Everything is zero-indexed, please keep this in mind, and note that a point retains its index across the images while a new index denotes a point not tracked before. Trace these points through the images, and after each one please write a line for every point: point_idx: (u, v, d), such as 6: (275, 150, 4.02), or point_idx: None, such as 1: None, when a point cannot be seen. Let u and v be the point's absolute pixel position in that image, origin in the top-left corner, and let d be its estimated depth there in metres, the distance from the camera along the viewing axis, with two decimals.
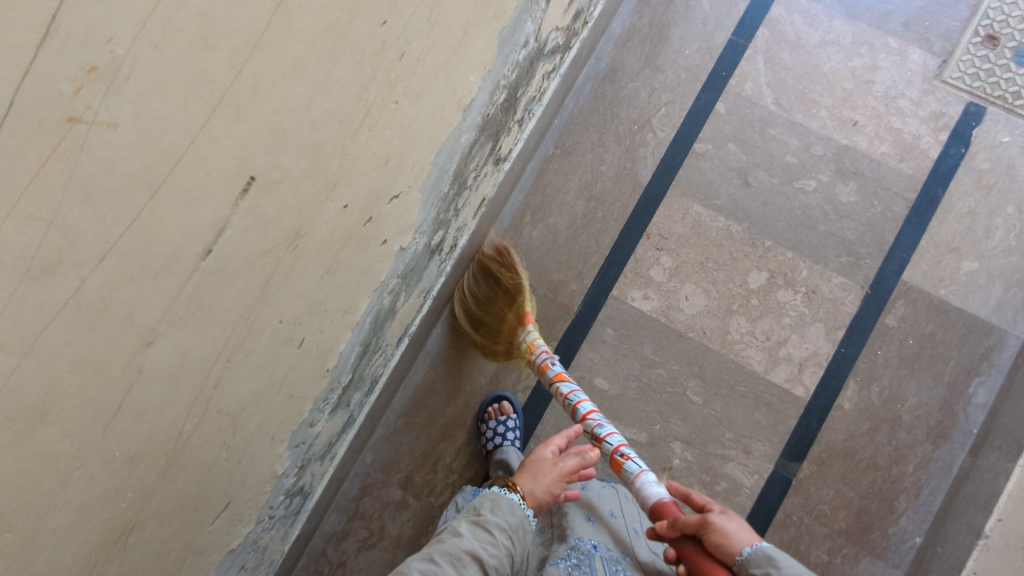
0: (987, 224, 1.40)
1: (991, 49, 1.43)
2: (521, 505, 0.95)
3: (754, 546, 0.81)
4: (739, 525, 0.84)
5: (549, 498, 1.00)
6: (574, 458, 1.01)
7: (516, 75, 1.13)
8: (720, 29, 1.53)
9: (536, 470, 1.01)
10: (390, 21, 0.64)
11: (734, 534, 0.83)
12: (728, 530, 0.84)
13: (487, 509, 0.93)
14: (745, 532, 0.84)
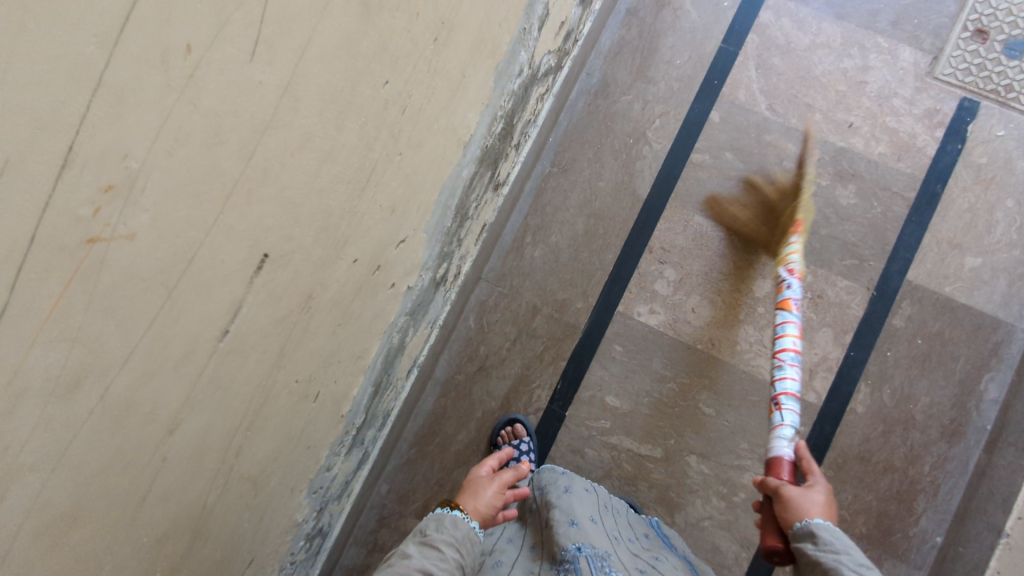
0: (989, 219, 1.40)
1: (981, 43, 1.44)
2: (465, 519, 0.94)
3: (810, 520, 0.85)
4: (811, 500, 0.88)
5: (493, 511, 1.00)
6: (510, 471, 1.04)
7: (513, 103, 1.12)
8: (709, 37, 1.52)
9: (476, 488, 1.02)
10: (392, 81, 0.63)
11: (800, 507, 0.87)
12: (796, 501, 0.89)
13: (432, 529, 0.92)
14: (815, 509, 0.87)
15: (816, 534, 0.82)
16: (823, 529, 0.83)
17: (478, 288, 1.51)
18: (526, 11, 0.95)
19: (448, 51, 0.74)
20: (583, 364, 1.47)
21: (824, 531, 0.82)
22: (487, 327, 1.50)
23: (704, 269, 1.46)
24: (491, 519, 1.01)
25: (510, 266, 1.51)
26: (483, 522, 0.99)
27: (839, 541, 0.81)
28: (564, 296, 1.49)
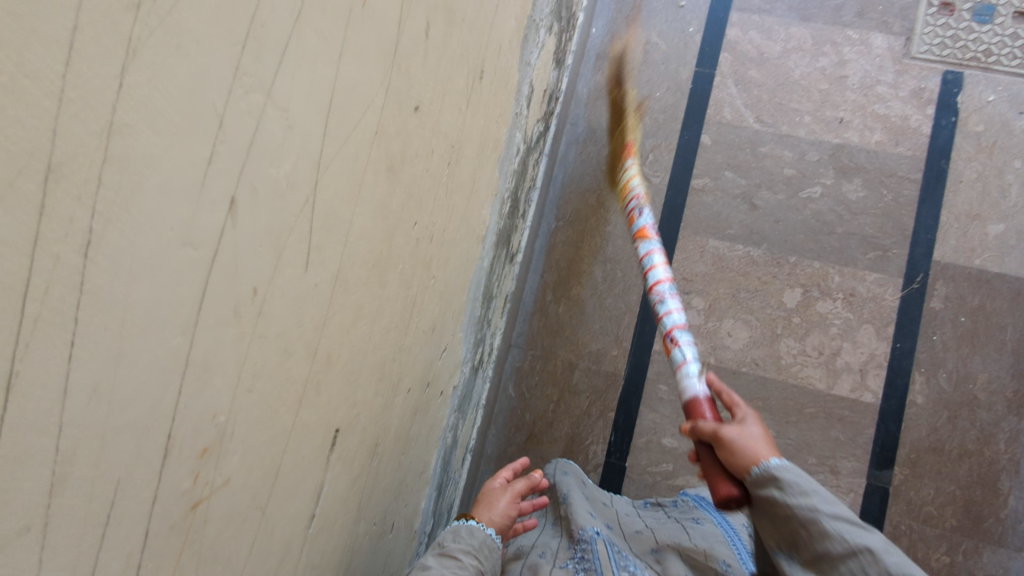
0: (1000, 184, 1.39)
1: (949, 15, 1.46)
2: (481, 527, 0.91)
3: (763, 465, 0.75)
4: (749, 437, 0.77)
5: (508, 523, 0.95)
6: (523, 480, 0.98)
7: (515, 178, 1.13)
8: (682, 64, 1.54)
9: (489, 499, 0.97)
10: (419, 220, 0.63)
11: (737, 447, 0.77)
12: (735, 445, 0.77)
13: (450, 540, 0.88)
14: (756, 445, 0.77)
15: (779, 482, 0.74)
16: (787, 474, 0.74)
17: (511, 356, 1.49)
18: (515, 95, 0.96)
19: (459, 164, 0.74)
20: (631, 411, 1.44)
21: (790, 477, 0.74)
22: (527, 394, 1.47)
23: (730, 290, 1.44)
24: (508, 528, 0.96)
25: (538, 327, 1.49)
26: (501, 533, 0.94)
27: (806, 482, 0.74)
28: (597, 346, 1.47)
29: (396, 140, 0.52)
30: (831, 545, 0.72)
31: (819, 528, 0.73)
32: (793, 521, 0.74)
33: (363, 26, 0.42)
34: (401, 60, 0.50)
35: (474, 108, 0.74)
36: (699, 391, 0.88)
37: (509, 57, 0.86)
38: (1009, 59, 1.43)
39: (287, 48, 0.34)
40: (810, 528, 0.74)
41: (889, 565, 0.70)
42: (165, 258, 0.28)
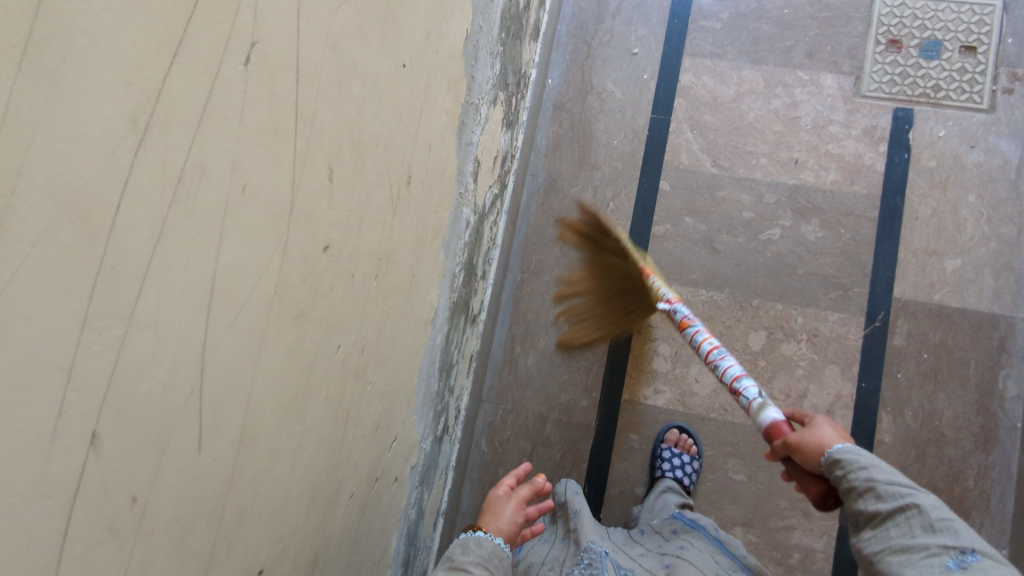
0: (956, 219, 1.40)
1: (897, 52, 1.47)
2: (489, 537, 0.92)
3: (832, 450, 0.78)
4: (816, 434, 0.81)
5: (515, 530, 0.96)
6: (528, 485, 0.99)
7: (468, 248, 1.14)
8: (638, 111, 1.56)
9: (495, 508, 0.98)
10: (344, 343, 0.64)
11: (809, 447, 0.81)
12: (803, 445, 0.82)
13: (458, 553, 0.89)
14: (826, 437, 0.80)
15: (839, 461, 0.77)
16: (846, 453, 0.77)
17: (483, 411, 1.49)
18: (457, 178, 0.97)
19: (391, 269, 0.75)
20: (604, 461, 1.45)
21: (848, 454, 0.76)
22: (499, 448, 1.48)
23: (696, 335, 1.45)
24: (518, 534, 0.97)
25: (508, 381, 1.50)
26: (510, 540, 0.95)
27: (863, 457, 0.76)
28: (567, 397, 1.48)
29: (303, 288, 0.53)
30: (881, 506, 0.73)
31: (872, 492, 0.73)
32: (850, 490, 0.75)
33: (242, 211, 0.43)
34: (298, 215, 0.50)
35: (403, 214, 0.75)
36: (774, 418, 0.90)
37: (445, 148, 0.88)
38: (958, 93, 1.44)
39: (147, 275, 0.35)
40: (864, 495, 0.74)
41: (935, 521, 0.70)
42: (14, 521, 0.30)
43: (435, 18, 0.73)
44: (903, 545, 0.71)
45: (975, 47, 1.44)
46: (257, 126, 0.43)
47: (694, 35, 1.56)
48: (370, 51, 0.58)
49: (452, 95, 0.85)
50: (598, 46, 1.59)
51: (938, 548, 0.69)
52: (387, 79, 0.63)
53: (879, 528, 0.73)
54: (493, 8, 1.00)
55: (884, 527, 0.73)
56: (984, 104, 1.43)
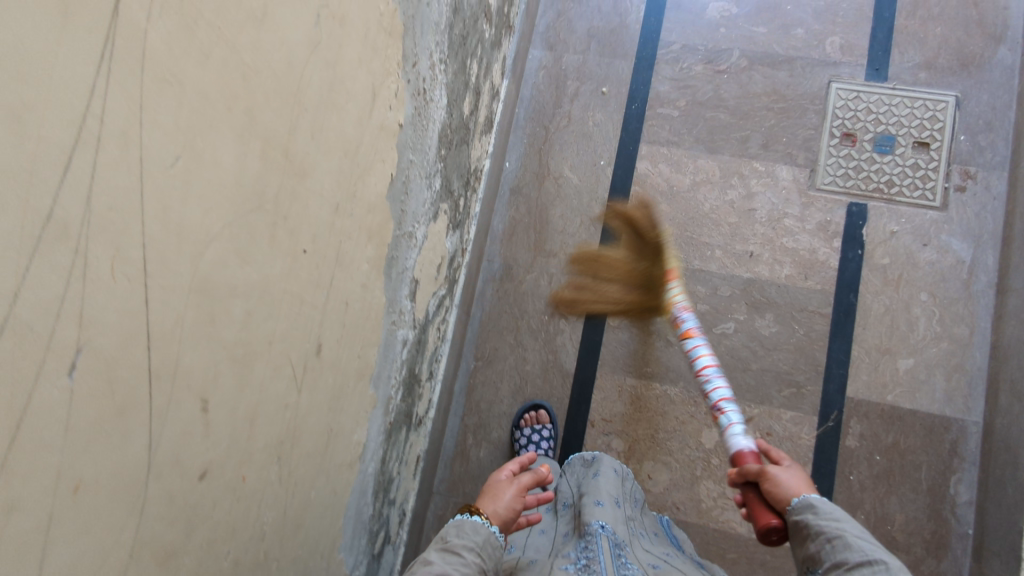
0: (908, 317, 1.39)
1: (851, 145, 1.48)
2: (486, 525, 0.88)
3: (802, 497, 0.82)
4: (794, 475, 0.85)
5: (512, 517, 0.92)
6: (529, 473, 0.96)
7: (408, 363, 1.12)
8: (594, 197, 1.55)
9: (494, 491, 0.94)
10: (233, 547, 0.62)
11: (783, 484, 0.85)
12: (781, 482, 0.85)
13: (454, 535, 0.86)
14: (803, 486, 0.84)
15: (814, 507, 0.80)
16: (823, 503, 0.80)
17: (433, 504, 1.46)
18: (387, 311, 0.94)
19: (298, 442, 0.72)
20: None
21: (822, 504, 0.80)
22: None
23: (650, 431, 1.43)
24: (512, 523, 0.93)
25: (459, 473, 1.47)
26: (503, 526, 0.91)
27: (836, 508, 0.80)
28: None
29: (171, 528, 0.51)
30: (852, 557, 0.75)
31: (839, 541, 0.77)
32: (819, 536, 0.78)
33: (72, 511, 0.40)
34: (160, 467, 0.48)
35: (312, 384, 0.73)
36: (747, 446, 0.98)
37: (369, 293, 0.85)
38: (911, 190, 1.44)
39: None
40: (832, 543, 0.77)
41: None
42: None
43: (347, 185, 0.72)
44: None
45: (927, 143, 1.45)
46: (92, 419, 0.40)
47: (651, 122, 1.56)
48: (257, 259, 0.56)
49: (374, 242, 0.84)
50: (556, 130, 1.58)
51: None
52: (281, 274, 0.61)
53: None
54: (429, 134, 0.98)
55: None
56: (937, 202, 1.43)
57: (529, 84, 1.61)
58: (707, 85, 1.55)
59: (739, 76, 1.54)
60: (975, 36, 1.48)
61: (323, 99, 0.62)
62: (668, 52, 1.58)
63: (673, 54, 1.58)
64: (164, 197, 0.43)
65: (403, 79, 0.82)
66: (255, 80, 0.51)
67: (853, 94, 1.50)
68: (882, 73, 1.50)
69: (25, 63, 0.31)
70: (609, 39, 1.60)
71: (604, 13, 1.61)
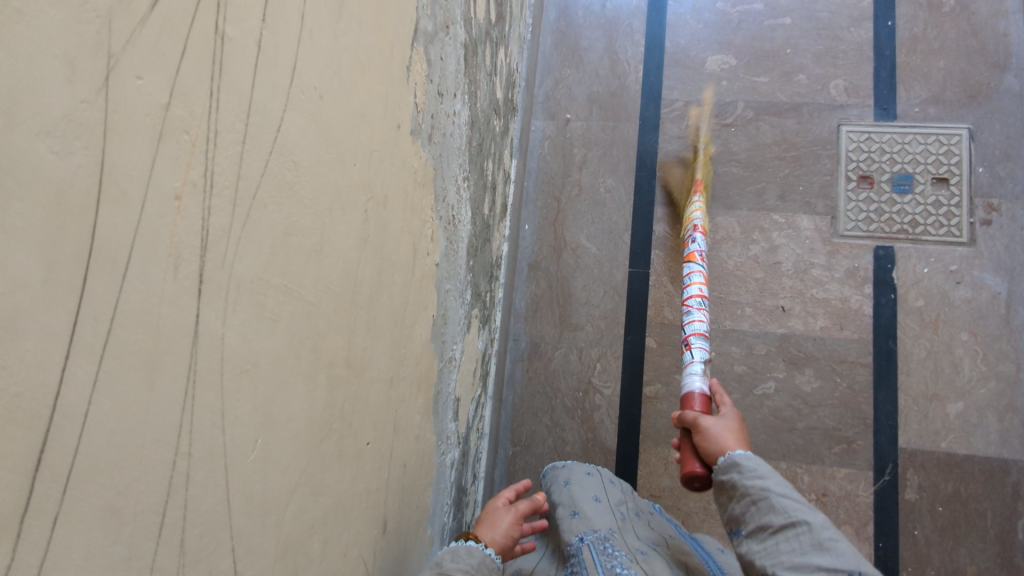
0: (952, 359, 1.36)
1: (869, 187, 1.46)
2: (482, 548, 0.83)
3: (728, 453, 0.80)
4: (725, 429, 0.83)
5: (510, 544, 0.88)
6: (527, 500, 0.93)
7: (456, 480, 1.07)
8: (615, 265, 1.51)
9: (492, 518, 0.90)
10: None
11: (711, 437, 0.83)
12: (712, 435, 0.84)
13: (448, 559, 0.80)
14: (731, 437, 0.83)
15: (739, 465, 0.78)
16: (745, 459, 0.78)
17: None
18: (436, 446, 0.90)
19: None
20: None
21: (748, 463, 0.78)
22: None
23: (701, 503, 1.39)
24: (510, 552, 0.89)
25: None
26: (501, 553, 0.87)
27: (761, 466, 0.78)
28: None
29: None
30: (774, 518, 0.74)
31: (764, 503, 0.76)
32: (743, 496, 0.77)
33: None
34: None
35: (381, 565, 0.69)
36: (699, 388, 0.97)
37: (422, 439, 0.82)
38: (936, 228, 1.42)
39: None
40: (758, 504, 0.76)
41: (823, 539, 0.71)
42: None
43: (400, 353, 0.68)
44: (794, 560, 0.71)
45: (946, 179, 1.43)
46: None
47: (664, 182, 1.53)
48: (330, 483, 0.52)
49: (424, 389, 0.80)
50: (568, 200, 1.55)
51: (819, 562, 0.70)
52: (350, 482, 0.57)
53: (767, 541, 0.74)
54: (459, 253, 0.95)
55: (775, 538, 0.74)
56: (964, 237, 1.41)
57: (535, 156, 1.58)
58: (715, 140, 1.53)
59: (747, 128, 1.52)
60: (979, 65, 1.47)
61: (374, 286, 0.59)
62: (671, 110, 1.56)
63: (677, 111, 1.56)
64: (248, 485, 0.39)
65: (436, 217, 0.79)
66: (318, 313, 0.47)
67: (864, 135, 1.48)
68: (891, 112, 1.48)
69: (120, 447, 0.28)
70: (611, 102, 1.59)
71: (602, 76, 1.60)
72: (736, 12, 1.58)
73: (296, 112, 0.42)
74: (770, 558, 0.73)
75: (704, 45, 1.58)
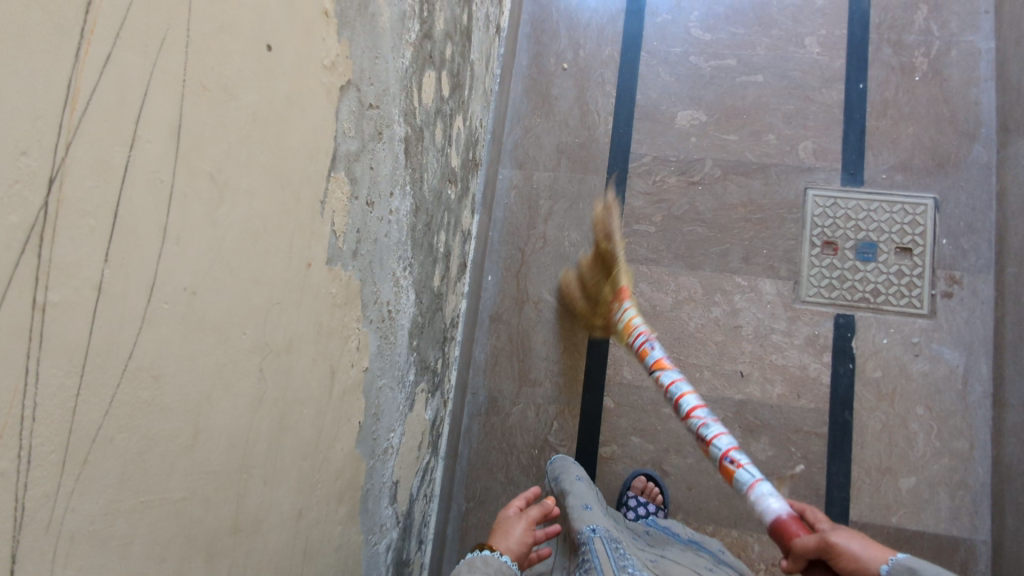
0: (906, 433, 1.37)
1: (833, 254, 1.45)
2: (496, 557, 0.86)
3: (895, 562, 0.75)
4: (862, 545, 0.77)
5: (525, 551, 0.91)
6: (538, 506, 0.96)
7: (396, 557, 1.06)
8: (577, 322, 1.50)
9: (505, 528, 0.93)
10: None
11: (861, 558, 0.76)
12: (855, 552, 0.76)
13: (466, 571, 0.84)
14: (873, 549, 0.77)
15: (918, 570, 0.73)
16: (918, 562, 0.74)
17: None
18: (367, 542, 0.89)
19: None
20: None
21: (925, 565, 0.73)
22: None
23: None
24: (525, 558, 0.92)
25: None
26: (518, 561, 0.91)
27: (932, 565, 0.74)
28: None
29: None
30: None
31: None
32: None
33: None
34: None
35: None
36: (783, 513, 0.83)
37: (346, 546, 0.81)
38: (897, 298, 1.42)
39: None
40: None
41: None
42: None
43: (311, 483, 0.67)
44: None
45: (910, 248, 1.42)
46: None
47: (629, 239, 1.52)
48: None
49: (347, 498, 0.79)
50: (532, 252, 1.54)
51: None
52: None
53: None
54: (398, 341, 0.94)
55: None
56: (924, 309, 1.41)
57: (501, 206, 1.57)
58: (682, 198, 1.52)
59: (714, 187, 1.51)
60: (948, 133, 1.45)
61: (273, 438, 0.58)
62: (639, 165, 1.55)
63: (645, 166, 1.54)
64: None
65: (364, 325, 0.78)
66: (193, 500, 0.46)
67: (830, 200, 1.47)
68: (858, 177, 1.47)
69: None
70: (579, 153, 1.57)
71: (571, 126, 1.58)
72: (708, 67, 1.56)
73: (155, 326, 0.40)
74: None
75: (675, 99, 1.55)
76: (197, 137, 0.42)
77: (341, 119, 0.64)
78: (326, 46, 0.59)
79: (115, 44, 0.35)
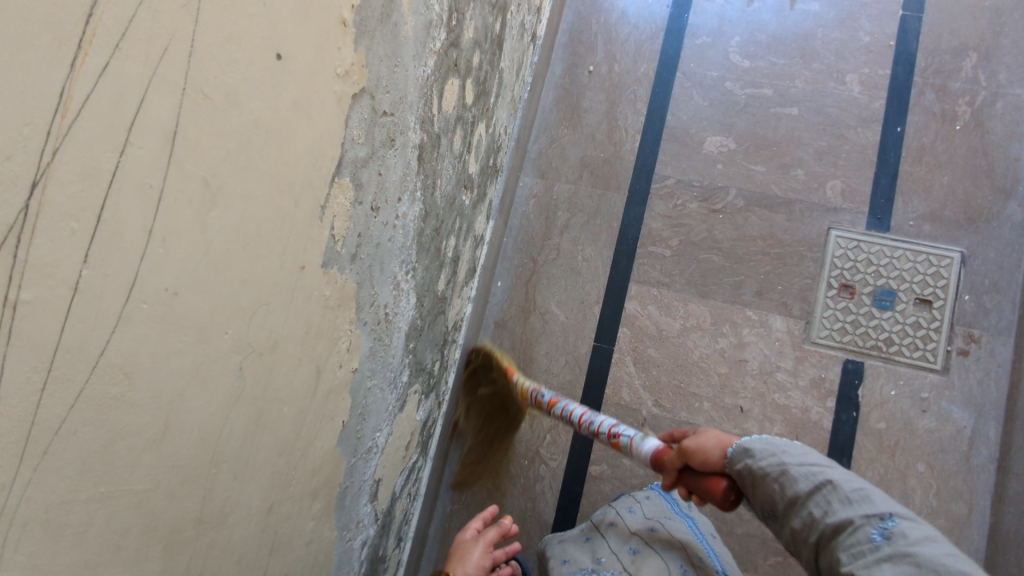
0: (904, 488, 1.33)
1: (849, 297, 1.42)
2: None
3: (734, 445, 0.83)
4: (707, 434, 0.90)
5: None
6: (494, 528, 0.97)
7: (371, 553, 1.07)
8: (581, 337, 1.50)
9: (463, 554, 0.95)
10: None
11: (705, 445, 0.88)
12: (702, 441, 0.89)
13: None
14: (721, 437, 0.88)
15: (749, 450, 0.80)
16: (754, 443, 0.80)
17: None
18: (340, 538, 0.91)
19: None
20: None
21: (757, 445, 0.79)
22: None
23: None
24: None
25: None
26: None
27: (771, 445, 0.79)
28: None
29: None
30: (800, 487, 0.73)
31: (786, 476, 0.75)
32: (767, 478, 0.76)
33: None
34: None
35: None
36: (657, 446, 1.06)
37: (317, 540, 0.82)
38: (910, 350, 1.38)
39: None
40: (781, 481, 0.75)
41: (850, 493, 0.70)
42: None
43: (285, 477, 0.68)
44: (845, 503, 0.70)
45: (930, 301, 1.39)
46: None
47: (642, 261, 1.51)
48: None
49: (323, 494, 0.80)
50: (544, 262, 1.54)
51: (860, 518, 0.68)
52: None
53: (806, 511, 0.72)
54: (393, 344, 0.95)
55: (808, 506, 0.72)
56: (938, 364, 1.37)
57: (518, 214, 1.56)
58: (701, 225, 1.50)
59: (735, 217, 1.49)
60: (984, 187, 1.41)
61: (247, 435, 0.59)
62: (662, 187, 1.53)
63: (667, 189, 1.53)
64: None
65: (357, 327, 0.79)
66: (156, 492, 0.48)
67: (853, 243, 1.44)
68: (884, 223, 1.43)
69: None
70: (603, 168, 1.56)
71: (598, 141, 1.57)
72: (744, 95, 1.53)
73: (132, 324, 0.41)
74: (819, 530, 0.70)
75: (706, 124, 1.53)
76: (193, 142, 0.43)
77: (351, 126, 0.65)
78: (341, 55, 0.60)
79: (114, 53, 0.36)
